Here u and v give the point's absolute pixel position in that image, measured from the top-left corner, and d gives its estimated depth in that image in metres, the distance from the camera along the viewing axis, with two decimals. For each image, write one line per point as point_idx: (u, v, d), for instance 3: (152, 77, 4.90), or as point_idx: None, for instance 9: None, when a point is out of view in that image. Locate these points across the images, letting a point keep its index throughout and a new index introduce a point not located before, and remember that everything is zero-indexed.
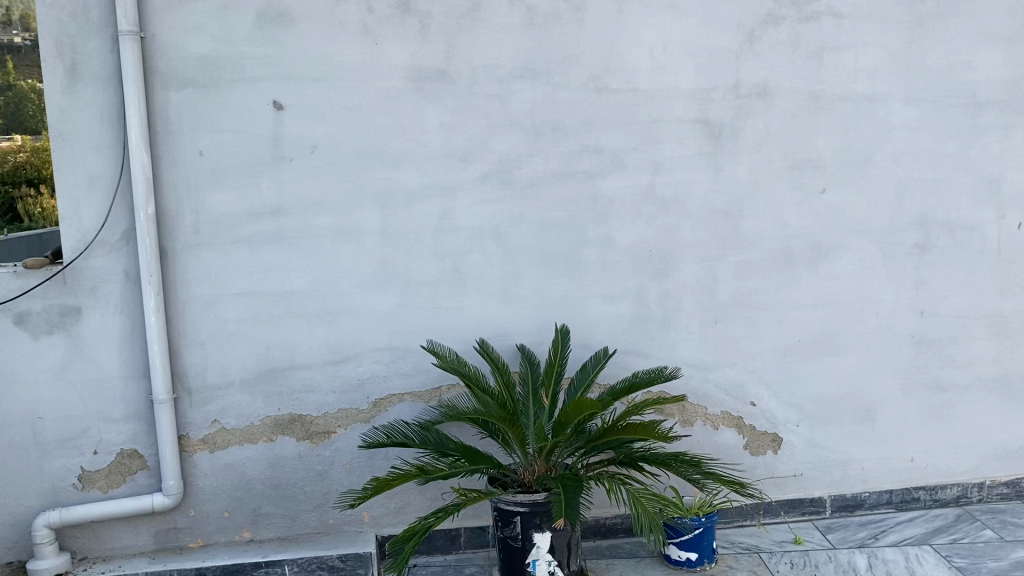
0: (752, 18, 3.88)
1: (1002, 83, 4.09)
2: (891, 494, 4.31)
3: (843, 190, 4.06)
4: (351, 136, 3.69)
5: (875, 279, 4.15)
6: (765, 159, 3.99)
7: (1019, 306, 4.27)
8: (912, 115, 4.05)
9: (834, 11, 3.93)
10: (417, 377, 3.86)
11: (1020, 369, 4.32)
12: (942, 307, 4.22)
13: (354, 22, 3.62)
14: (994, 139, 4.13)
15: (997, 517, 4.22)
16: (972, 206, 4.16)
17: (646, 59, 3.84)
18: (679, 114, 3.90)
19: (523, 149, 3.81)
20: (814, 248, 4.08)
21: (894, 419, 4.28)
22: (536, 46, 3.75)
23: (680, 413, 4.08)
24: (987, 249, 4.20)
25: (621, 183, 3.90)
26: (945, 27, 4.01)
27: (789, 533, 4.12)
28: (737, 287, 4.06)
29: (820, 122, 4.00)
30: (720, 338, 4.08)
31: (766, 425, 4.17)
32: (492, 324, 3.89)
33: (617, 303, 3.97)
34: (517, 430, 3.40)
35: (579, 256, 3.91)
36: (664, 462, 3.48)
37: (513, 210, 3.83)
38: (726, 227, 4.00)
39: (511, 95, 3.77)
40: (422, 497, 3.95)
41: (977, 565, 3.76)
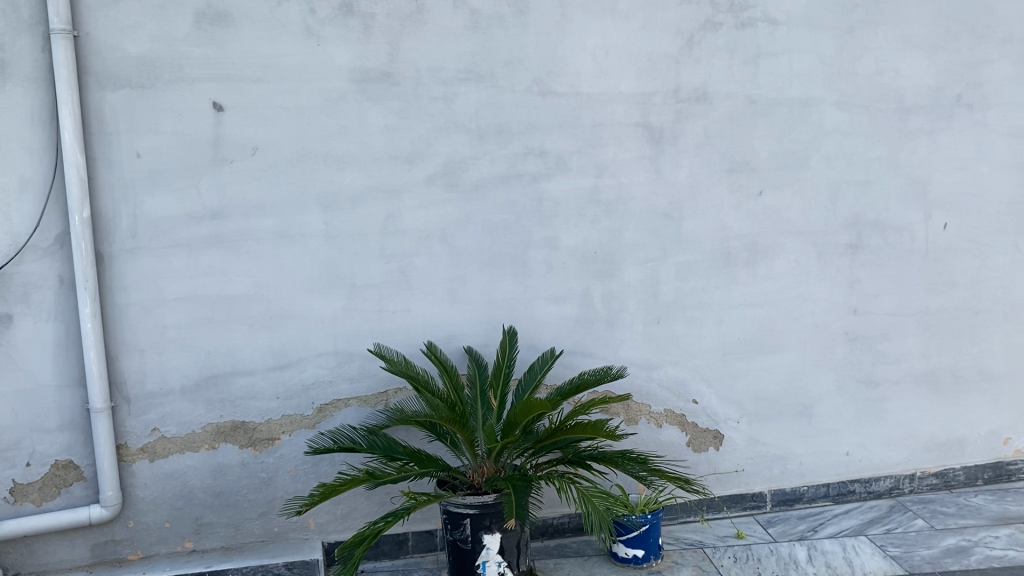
0: (691, 24, 3.97)
1: (927, 89, 4.26)
2: (828, 487, 4.44)
3: (779, 192, 4.17)
4: (293, 138, 3.64)
5: (810, 279, 4.27)
6: (705, 162, 4.07)
7: (945, 303, 4.45)
8: (844, 119, 4.19)
9: (769, 18, 4.05)
10: (363, 382, 3.83)
11: (946, 364, 4.50)
12: (873, 306, 4.37)
13: (295, 23, 3.59)
14: (921, 143, 4.30)
15: (927, 507, 4.38)
16: (901, 207, 4.32)
17: (589, 63, 3.89)
18: (622, 118, 3.96)
19: (467, 151, 3.81)
20: (752, 249, 4.18)
21: (830, 414, 4.41)
22: (480, 49, 3.77)
23: (625, 411, 4.14)
24: (915, 248, 4.37)
25: (565, 185, 3.94)
26: (874, 34, 4.16)
27: (732, 528, 4.21)
28: (679, 287, 4.13)
29: (756, 126, 4.10)
30: (663, 338, 4.15)
31: (708, 422, 4.26)
32: (438, 326, 3.89)
33: (562, 304, 4.01)
34: (466, 432, 3.40)
35: (525, 258, 3.93)
36: (612, 460, 3.52)
37: (459, 212, 3.83)
38: (667, 229, 4.08)
39: (456, 97, 3.77)
40: (369, 501, 3.92)
41: (911, 553, 3.90)
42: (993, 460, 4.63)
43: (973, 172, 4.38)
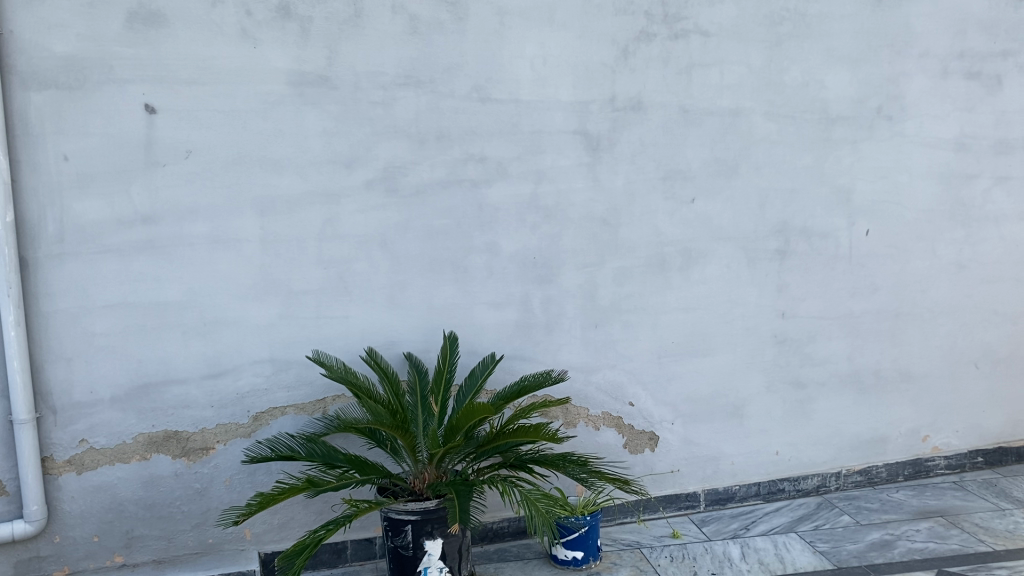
0: (626, 34, 4.05)
1: (850, 101, 4.44)
2: (759, 486, 4.57)
3: (711, 200, 4.28)
4: (228, 142, 3.58)
5: (740, 284, 4.39)
6: (640, 170, 4.15)
7: (868, 307, 4.63)
8: (772, 129, 4.32)
9: (701, 29, 4.16)
10: (300, 389, 3.79)
11: (869, 365, 4.68)
12: (800, 309, 4.52)
13: (231, 25, 3.52)
14: (844, 152, 4.46)
15: (853, 504, 4.55)
16: (826, 214, 4.48)
17: (528, 71, 3.93)
18: (560, 125, 4.01)
19: (406, 156, 3.81)
20: (685, 254, 4.28)
21: (760, 414, 4.53)
22: (419, 54, 3.77)
23: (564, 414, 4.17)
24: (839, 254, 4.53)
25: (504, 190, 3.96)
26: (800, 47, 4.31)
27: (667, 528, 4.29)
28: (616, 292, 4.20)
29: (689, 135, 4.20)
30: (600, 342, 4.21)
31: (644, 424, 4.33)
32: (378, 332, 3.86)
33: (501, 309, 4.03)
34: (408, 437, 3.38)
35: (464, 263, 3.95)
36: (553, 463, 3.56)
37: (398, 217, 3.82)
38: (605, 235, 4.14)
39: (395, 102, 3.76)
40: (307, 510, 3.86)
41: (838, 548, 4.04)
42: (913, 457, 4.85)
43: (893, 181, 4.57)
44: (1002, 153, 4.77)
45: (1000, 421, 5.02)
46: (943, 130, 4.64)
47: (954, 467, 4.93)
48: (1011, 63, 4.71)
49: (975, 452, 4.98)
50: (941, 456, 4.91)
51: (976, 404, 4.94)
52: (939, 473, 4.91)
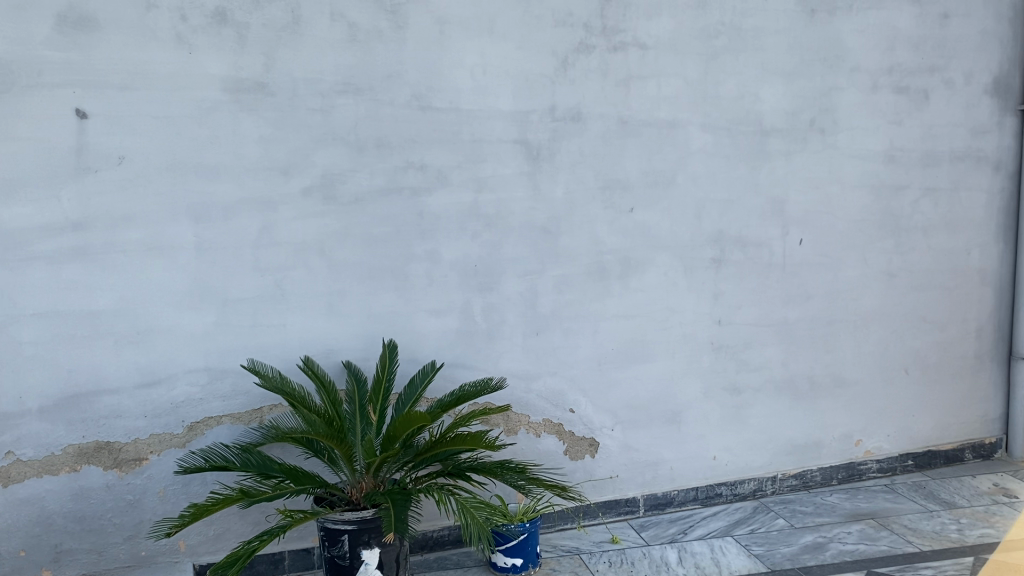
0: (566, 45, 4.09)
1: (784, 114, 4.55)
2: (696, 491, 4.64)
3: (649, 209, 4.35)
4: (163, 148, 3.53)
5: (678, 292, 4.46)
6: (579, 180, 4.20)
7: (802, 314, 4.74)
8: (708, 140, 4.41)
9: (639, 42, 4.22)
10: (236, 399, 3.75)
11: (803, 371, 4.80)
12: (736, 317, 4.60)
13: (165, 30, 3.48)
14: (778, 164, 4.57)
15: (788, 507, 4.64)
16: (761, 224, 4.58)
17: (467, 80, 3.95)
18: (500, 134, 4.04)
19: (345, 164, 3.80)
20: (624, 262, 4.34)
21: (698, 420, 4.61)
22: (358, 62, 3.76)
23: (504, 422, 4.19)
24: (774, 263, 4.63)
25: (445, 199, 3.97)
26: (735, 61, 4.40)
27: (607, 533, 4.33)
28: (556, 300, 4.24)
29: (627, 145, 4.26)
30: (541, 349, 4.24)
31: (584, 430, 4.37)
32: (316, 341, 3.84)
33: (442, 316, 4.04)
34: (344, 447, 3.36)
35: (404, 271, 3.94)
36: (491, 471, 3.57)
37: (337, 225, 3.81)
38: (545, 243, 4.18)
39: (334, 110, 3.75)
40: (243, 521, 3.82)
41: (772, 551, 4.12)
42: (846, 461, 4.97)
43: (825, 192, 4.69)
44: (930, 165, 4.93)
45: (929, 425, 5.17)
46: (873, 142, 4.77)
47: (885, 470, 5.07)
48: (937, 79, 4.88)
49: (906, 455, 5.12)
50: (873, 460, 5.04)
51: (907, 409, 5.09)
52: (871, 476, 5.04)
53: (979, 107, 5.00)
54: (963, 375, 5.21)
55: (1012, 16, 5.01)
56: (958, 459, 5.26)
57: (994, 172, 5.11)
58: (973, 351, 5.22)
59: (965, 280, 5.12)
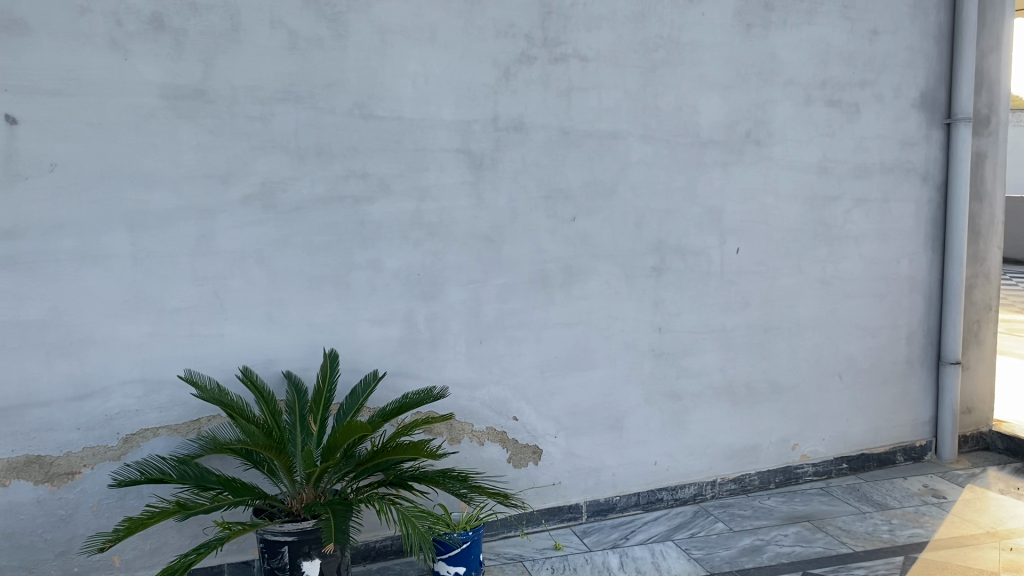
0: (507, 55, 4.13)
1: (721, 125, 4.65)
2: (638, 496, 4.70)
3: (591, 219, 4.40)
4: (97, 155, 3.46)
5: (619, 300, 4.52)
6: (522, 189, 4.23)
7: (740, 321, 4.84)
8: (648, 152, 4.48)
9: (580, 54, 4.28)
10: (173, 410, 3.69)
11: (740, 377, 4.90)
12: (676, 324, 4.68)
13: (100, 35, 3.41)
14: (715, 175, 4.67)
15: (727, 511, 4.74)
16: (699, 233, 4.67)
17: (409, 89, 3.96)
18: (442, 144, 4.05)
19: (286, 172, 3.77)
20: (567, 271, 4.38)
21: (639, 426, 4.66)
22: (298, 70, 3.74)
23: (448, 430, 4.19)
24: (712, 271, 4.73)
25: (387, 208, 3.97)
26: (673, 74, 4.49)
27: (549, 540, 4.36)
28: (499, 309, 4.26)
29: (569, 156, 4.31)
30: (484, 357, 4.26)
31: (527, 438, 4.40)
32: (256, 351, 3.81)
33: (384, 326, 4.03)
34: (284, 458, 3.33)
35: (346, 280, 3.93)
36: (433, 480, 3.58)
37: (277, 234, 3.78)
38: (488, 252, 4.20)
39: (273, 117, 3.73)
40: (180, 534, 3.76)
41: (711, 554, 4.20)
42: (783, 465, 5.09)
43: (761, 203, 4.81)
44: (861, 176, 5.09)
45: (862, 429, 5.32)
46: (807, 154, 4.91)
47: (821, 474, 5.21)
48: (868, 92, 5.04)
49: (840, 458, 5.27)
50: (809, 463, 5.17)
51: (841, 413, 5.23)
52: (808, 479, 5.17)
53: (907, 120, 5.18)
54: (895, 380, 5.38)
55: (938, 34, 5.20)
56: (890, 461, 5.43)
57: (922, 183, 5.29)
58: (903, 357, 5.39)
59: (896, 288, 5.29)
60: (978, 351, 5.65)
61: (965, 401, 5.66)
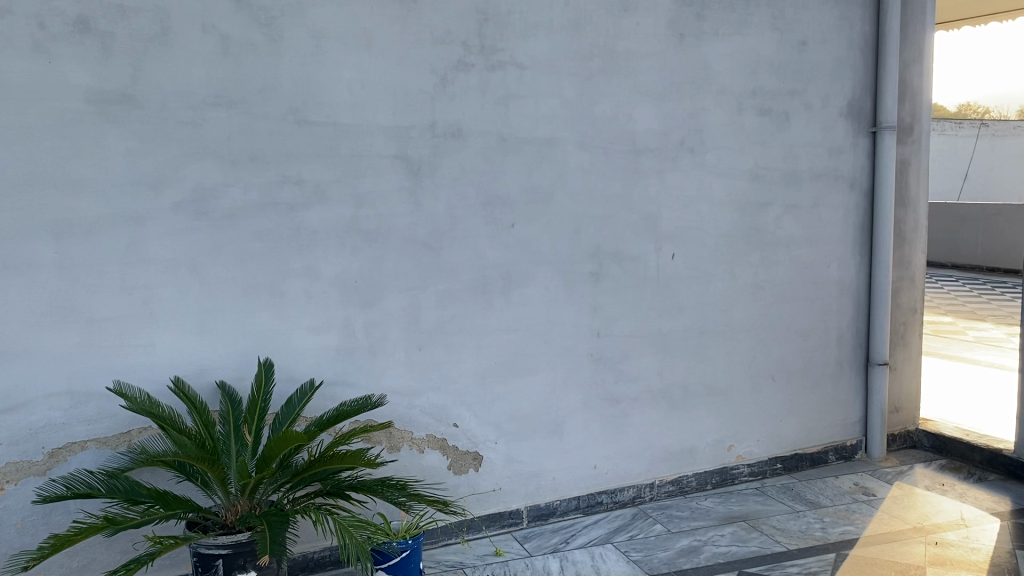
0: (443, 62, 4.13)
1: (656, 133, 4.72)
2: (578, 500, 4.74)
3: (529, 225, 4.43)
4: (20, 161, 3.34)
5: (558, 305, 4.55)
6: (460, 196, 4.24)
7: (676, 325, 4.92)
8: (585, 159, 4.53)
9: (517, 62, 4.30)
10: (102, 423, 3.59)
11: (678, 381, 4.97)
12: (614, 329, 4.73)
13: (22, 37, 3.30)
14: (651, 181, 4.74)
15: (665, 513, 4.81)
16: (636, 239, 4.73)
17: (345, 95, 3.93)
18: (379, 150, 4.03)
19: (218, 178, 3.71)
20: (506, 277, 4.40)
21: (579, 431, 4.70)
22: (231, 75, 3.69)
23: (387, 438, 4.17)
24: (649, 276, 4.80)
25: (323, 214, 3.93)
26: (609, 82, 4.55)
27: (490, 546, 4.36)
28: (439, 316, 4.25)
29: (507, 162, 4.33)
30: (423, 364, 4.24)
31: (467, 444, 4.39)
32: (189, 361, 3.73)
33: (321, 334, 3.99)
34: (218, 470, 3.27)
35: (281, 287, 3.88)
36: (371, 489, 3.55)
37: (209, 241, 3.71)
38: (427, 259, 4.19)
39: (205, 123, 3.66)
40: (109, 549, 3.66)
41: (650, 556, 4.25)
42: (719, 466, 5.19)
43: (695, 209, 4.90)
44: (791, 183, 5.22)
45: (795, 430, 5.45)
46: (740, 162, 5.01)
47: (756, 474, 5.32)
48: (797, 101, 5.17)
49: (774, 459, 5.39)
50: (744, 464, 5.28)
51: (775, 414, 5.35)
52: (743, 480, 5.27)
53: (835, 128, 5.34)
54: (826, 382, 5.52)
55: (863, 46, 5.38)
56: (822, 461, 5.57)
57: (849, 190, 5.45)
58: (834, 359, 5.54)
59: (826, 292, 5.44)
60: (905, 353, 5.84)
61: (893, 401, 5.84)
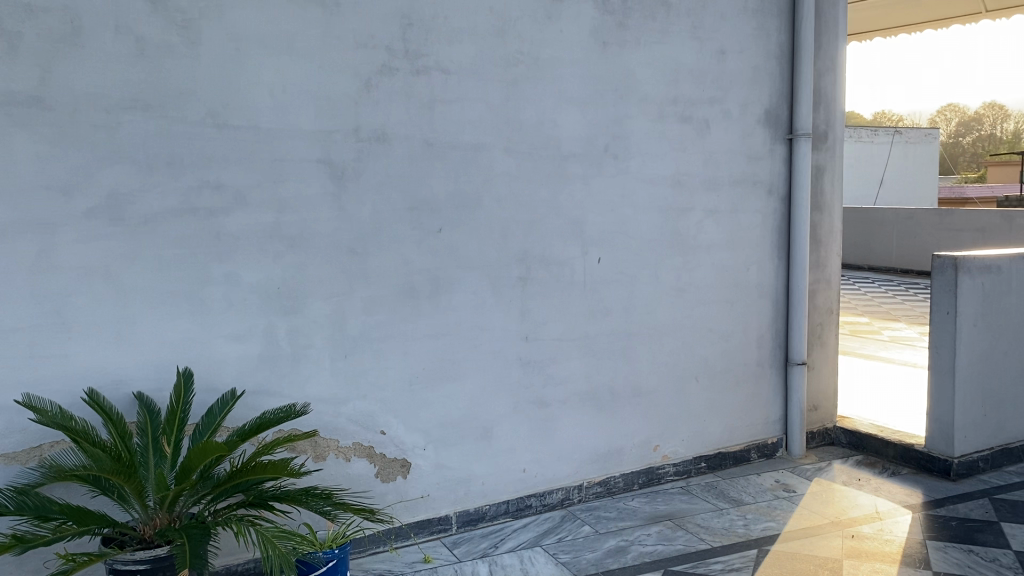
0: (367, 67, 4.10)
1: (581, 139, 4.78)
2: (507, 504, 4.75)
3: (456, 230, 4.43)
4: None
5: (486, 310, 4.56)
6: (386, 201, 4.21)
7: (603, 329, 4.98)
8: (511, 164, 4.55)
9: (441, 67, 4.30)
10: (10, 437, 3.45)
11: (605, 383, 5.03)
12: (542, 333, 4.76)
13: None
14: (577, 187, 4.79)
15: (593, 514, 4.86)
16: (562, 244, 4.78)
17: (266, 99, 3.87)
18: (302, 154, 3.98)
19: (134, 183, 3.61)
20: (433, 282, 4.39)
21: (507, 435, 4.71)
22: (147, 78, 3.60)
23: (312, 448, 4.12)
24: (576, 280, 4.85)
25: (243, 219, 3.86)
26: (534, 88, 4.59)
27: (419, 553, 4.34)
28: (364, 322, 4.22)
29: (433, 167, 4.33)
30: (349, 372, 4.20)
31: (395, 451, 4.36)
32: (104, 372, 3.62)
33: (242, 342, 3.92)
34: (134, 483, 3.18)
35: (200, 295, 3.80)
36: (296, 499, 3.50)
37: (125, 248, 3.61)
38: (352, 264, 4.15)
39: (119, 126, 3.56)
40: (19, 569, 3.52)
41: (578, 558, 4.29)
42: (646, 466, 5.27)
43: (620, 214, 4.97)
44: (712, 188, 5.34)
45: (719, 429, 5.57)
46: (662, 168, 5.11)
47: (681, 473, 5.42)
48: (717, 109, 5.30)
49: (699, 458, 5.50)
50: (670, 463, 5.38)
51: (699, 414, 5.46)
52: (669, 479, 5.37)
53: (753, 135, 5.49)
54: (747, 381, 5.66)
55: (779, 55, 5.54)
56: (745, 459, 5.71)
57: (767, 195, 5.61)
58: (754, 359, 5.68)
59: (746, 295, 5.58)
60: (822, 352, 6.03)
61: (811, 399, 6.03)
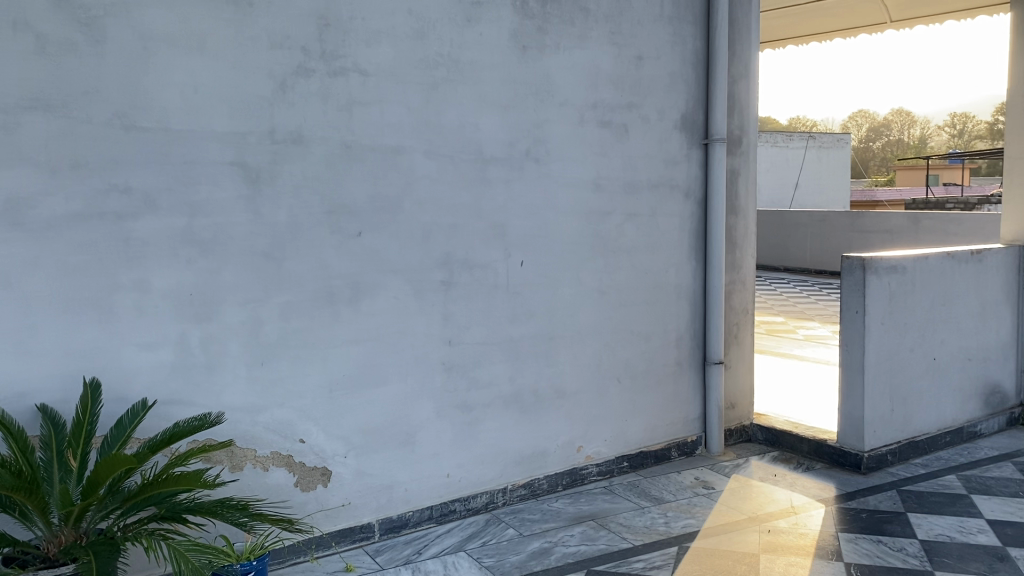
0: (282, 68, 4.03)
1: (502, 143, 4.79)
2: (431, 510, 4.72)
3: (376, 234, 4.38)
4: None
5: (408, 314, 4.53)
6: (304, 204, 4.14)
7: (526, 332, 5.00)
8: (432, 167, 4.53)
9: (360, 68, 4.26)
10: None
11: (529, 386, 5.05)
12: (465, 337, 4.75)
13: None
14: (498, 190, 4.80)
15: (517, 517, 4.87)
16: (484, 247, 4.78)
17: (177, 100, 3.76)
18: (214, 157, 3.88)
19: (36, 186, 3.46)
20: (353, 287, 4.33)
21: (431, 440, 4.68)
22: (48, 77, 3.45)
23: (228, 458, 4.03)
24: (498, 283, 4.85)
25: (153, 224, 3.75)
26: (454, 91, 4.58)
27: (341, 562, 4.27)
28: (282, 328, 4.13)
29: (352, 170, 4.27)
30: (266, 379, 4.11)
31: (315, 460, 4.29)
32: (4, 384, 3.46)
33: (153, 351, 3.80)
34: (37, 500, 3.05)
35: (108, 303, 3.66)
36: (210, 511, 3.40)
37: (26, 254, 3.46)
38: (268, 269, 4.07)
39: (18, 127, 3.41)
40: None
41: (502, 561, 4.29)
42: (569, 467, 5.31)
43: (542, 217, 5.00)
44: (631, 192, 5.42)
45: (640, 429, 5.66)
46: (583, 171, 5.16)
47: (604, 473, 5.48)
48: (635, 114, 5.39)
49: (621, 458, 5.57)
50: (593, 464, 5.43)
51: (621, 414, 5.54)
52: (592, 480, 5.42)
53: (671, 140, 5.59)
54: (667, 381, 5.76)
55: (695, 61, 5.66)
56: (665, 458, 5.81)
57: (685, 199, 5.72)
58: (674, 359, 5.79)
59: (665, 297, 5.68)
60: (739, 352, 6.18)
61: (729, 397, 6.17)
